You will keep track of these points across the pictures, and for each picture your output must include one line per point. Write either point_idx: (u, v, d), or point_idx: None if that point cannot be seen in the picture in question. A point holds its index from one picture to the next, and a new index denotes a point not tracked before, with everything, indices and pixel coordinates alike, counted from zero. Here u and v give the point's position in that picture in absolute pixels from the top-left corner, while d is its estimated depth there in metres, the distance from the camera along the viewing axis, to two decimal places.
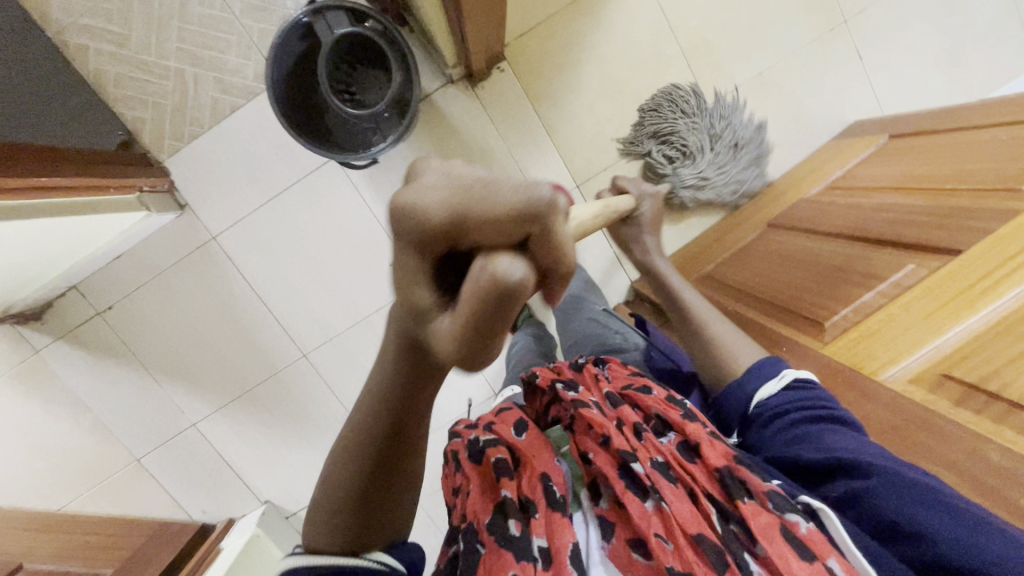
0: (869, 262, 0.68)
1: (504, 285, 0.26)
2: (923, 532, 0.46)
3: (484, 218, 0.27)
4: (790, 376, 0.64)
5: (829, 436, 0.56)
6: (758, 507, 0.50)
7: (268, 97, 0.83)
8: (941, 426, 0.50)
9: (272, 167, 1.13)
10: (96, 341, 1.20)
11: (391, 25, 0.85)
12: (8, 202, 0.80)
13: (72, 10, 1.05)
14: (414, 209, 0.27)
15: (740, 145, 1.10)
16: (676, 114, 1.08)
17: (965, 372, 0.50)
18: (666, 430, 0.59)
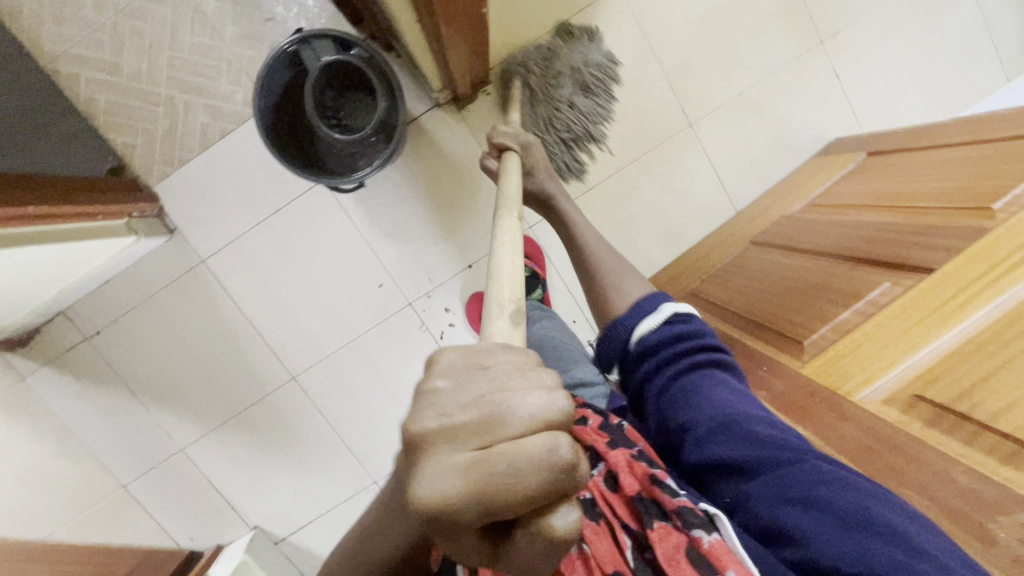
0: (847, 279, 0.69)
1: (566, 536, 0.29)
2: (801, 534, 0.49)
3: (518, 503, 0.28)
4: (669, 312, 0.71)
5: (707, 391, 0.63)
6: (669, 529, 0.53)
7: (257, 127, 0.84)
8: (913, 449, 0.50)
9: (262, 190, 1.14)
10: (84, 365, 1.19)
11: (377, 53, 0.86)
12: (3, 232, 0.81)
13: (64, 39, 1.06)
14: (446, 510, 0.28)
15: (579, 140, 1.09)
16: (575, 56, 1.07)
17: (937, 393, 0.51)
18: (595, 461, 0.62)
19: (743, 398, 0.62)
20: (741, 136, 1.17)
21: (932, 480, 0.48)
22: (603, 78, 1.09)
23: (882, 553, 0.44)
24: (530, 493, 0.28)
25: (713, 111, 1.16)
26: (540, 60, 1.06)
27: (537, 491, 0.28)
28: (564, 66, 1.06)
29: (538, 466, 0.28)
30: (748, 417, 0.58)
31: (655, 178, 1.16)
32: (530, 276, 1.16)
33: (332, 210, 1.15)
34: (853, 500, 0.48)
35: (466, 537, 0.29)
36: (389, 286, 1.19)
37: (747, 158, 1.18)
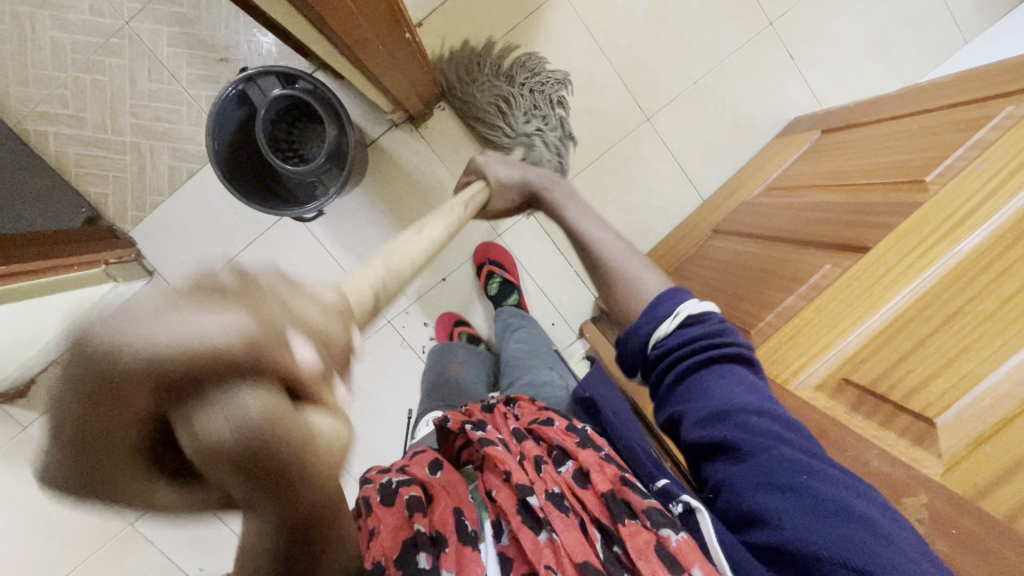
0: (793, 264, 0.69)
1: (244, 431, 0.23)
2: (773, 518, 0.50)
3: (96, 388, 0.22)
4: (685, 314, 0.63)
5: (714, 387, 0.59)
6: (638, 527, 0.55)
7: (216, 172, 0.87)
8: (841, 436, 0.56)
9: (234, 226, 1.16)
10: None
11: (320, 83, 0.88)
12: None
13: (30, 99, 1.10)
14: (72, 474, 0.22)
15: (560, 100, 1.10)
16: (477, 80, 1.07)
17: (861, 376, 0.57)
18: (565, 459, 0.64)
19: (752, 392, 0.58)
20: (700, 125, 1.17)
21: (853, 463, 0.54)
22: (507, 68, 1.09)
23: (854, 542, 0.46)
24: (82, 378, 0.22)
25: (669, 103, 1.16)
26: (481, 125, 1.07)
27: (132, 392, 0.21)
28: (488, 97, 1.06)
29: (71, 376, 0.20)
30: (748, 410, 0.56)
31: (618, 176, 1.17)
32: (502, 284, 1.18)
33: (304, 238, 1.17)
34: (831, 489, 0.49)
35: (122, 481, 0.23)
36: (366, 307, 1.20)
37: (707, 146, 1.18)
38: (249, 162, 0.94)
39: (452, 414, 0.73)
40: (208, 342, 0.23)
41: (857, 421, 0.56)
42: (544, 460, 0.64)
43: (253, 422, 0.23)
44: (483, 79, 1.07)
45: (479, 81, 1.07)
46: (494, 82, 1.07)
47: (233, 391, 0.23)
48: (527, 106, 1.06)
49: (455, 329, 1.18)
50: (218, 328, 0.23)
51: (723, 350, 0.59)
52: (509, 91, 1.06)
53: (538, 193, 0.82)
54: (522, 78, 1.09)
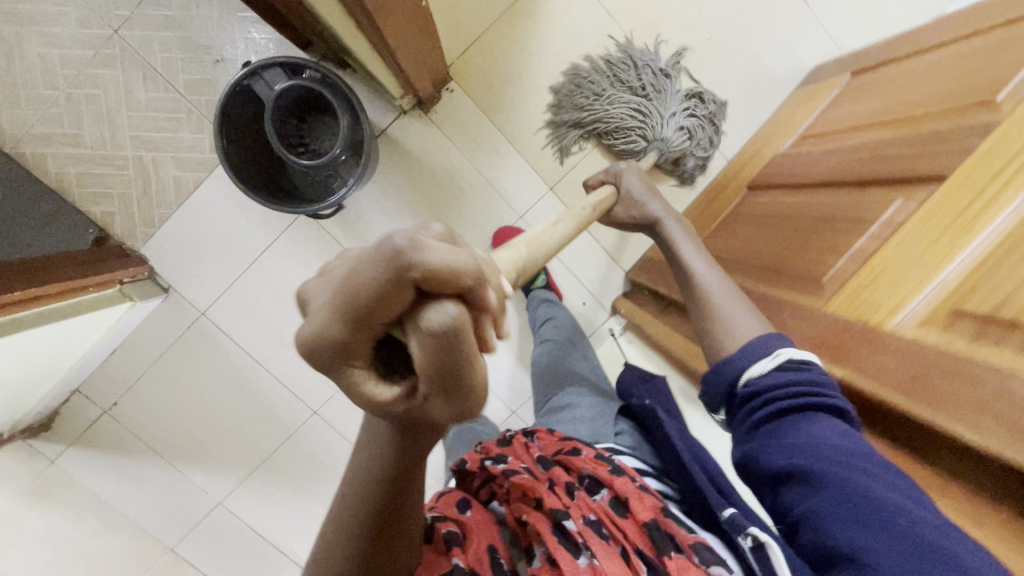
0: (854, 207, 0.65)
1: (438, 336, 0.27)
2: (864, 558, 0.45)
3: (365, 296, 0.28)
4: (784, 356, 0.61)
5: (810, 428, 0.55)
6: (684, 560, 0.61)
7: (228, 172, 0.83)
8: (968, 369, 0.46)
9: (249, 233, 1.13)
10: (110, 439, 1.19)
11: (330, 71, 0.84)
12: (9, 316, 0.82)
13: (23, 121, 1.05)
14: (320, 344, 0.31)
15: (669, 75, 1.09)
16: (591, 99, 1.08)
17: (976, 304, 0.49)
18: (599, 487, 0.69)
19: (845, 437, 0.54)
20: (718, 83, 1.13)
21: (989, 397, 0.44)
22: (615, 73, 1.08)
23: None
24: (372, 288, 0.28)
25: (684, 63, 1.12)
26: (631, 140, 1.08)
27: (406, 297, 0.28)
28: (620, 115, 1.06)
29: (379, 266, 0.28)
30: (842, 453, 0.52)
31: None
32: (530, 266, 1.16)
33: (320, 238, 1.14)
34: (936, 536, 0.44)
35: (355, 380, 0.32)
36: None
37: (728, 104, 1.14)
38: (259, 160, 0.90)
39: (470, 456, 0.76)
40: (461, 271, 0.28)
41: (987, 351, 0.46)
42: (576, 486, 0.69)
43: (455, 322, 0.27)
44: (599, 93, 1.08)
45: (600, 92, 1.08)
46: (620, 94, 1.07)
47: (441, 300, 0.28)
48: (661, 109, 1.06)
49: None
50: (470, 265, 0.29)
51: (819, 395, 0.56)
52: (633, 91, 1.07)
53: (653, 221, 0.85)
54: (638, 73, 1.08)
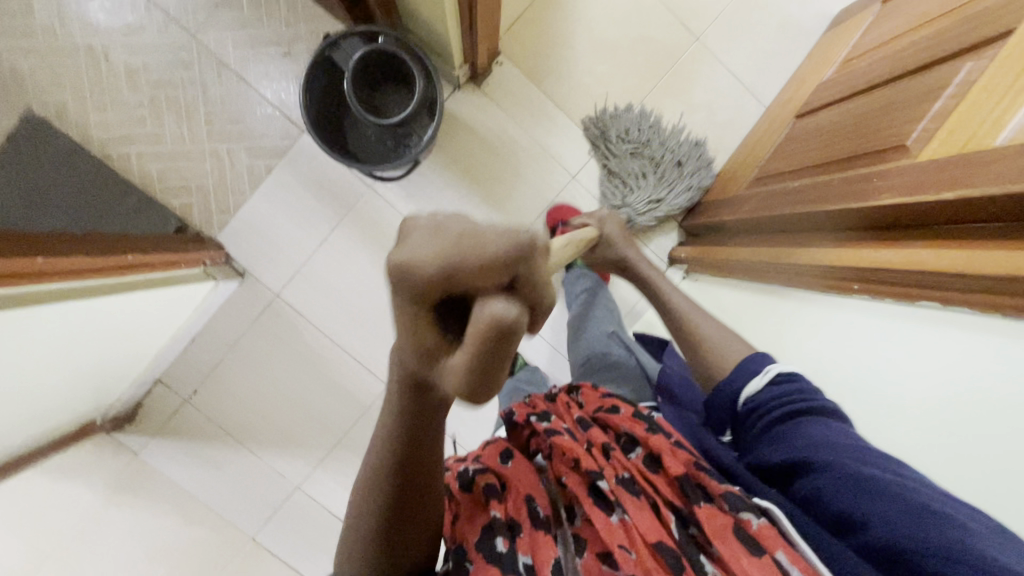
0: (919, 86, 0.70)
1: (500, 326, 0.31)
2: (869, 521, 0.52)
3: (472, 268, 0.31)
4: (773, 372, 0.68)
5: (802, 429, 0.61)
6: (715, 510, 0.56)
7: (311, 133, 0.89)
8: None
9: (319, 213, 1.19)
10: (191, 428, 1.22)
11: (404, 37, 0.91)
12: (104, 281, 0.87)
13: (110, 124, 1.13)
14: (407, 264, 0.32)
15: (683, 161, 1.18)
16: (618, 143, 1.18)
17: None
18: (633, 446, 0.65)
19: (835, 430, 0.60)
20: (748, 36, 1.20)
21: None
22: (643, 138, 1.17)
23: (940, 535, 0.47)
24: (481, 263, 0.31)
25: (714, 19, 1.19)
26: (620, 185, 1.18)
27: (502, 283, 0.32)
28: (627, 170, 1.17)
29: (500, 252, 0.32)
30: (837, 443, 0.57)
31: (681, 99, 1.20)
32: None
33: (385, 213, 1.20)
34: (929, 495, 0.50)
35: (421, 330, 0.35)
36: None
37: (759, 55, 1.20)
38: (337, 126, 0.99)
39: (518, 408, 0.72)
40: (541, 296, 0.34)
41: None
42: (612, 446, 0.64)
43: (515, 322, 0.32)
44: (623, 146, 1.18)
45: (624, 145, 1.17)
46: (621, 141, 1.17)
47: (512, 301, 0.32)
48: (657, 182, 1.17)
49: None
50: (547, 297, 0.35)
51: (811, 399, 0.62)
52: (646, 162, 1.17)
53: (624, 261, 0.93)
54: (659, 149, 1.17)
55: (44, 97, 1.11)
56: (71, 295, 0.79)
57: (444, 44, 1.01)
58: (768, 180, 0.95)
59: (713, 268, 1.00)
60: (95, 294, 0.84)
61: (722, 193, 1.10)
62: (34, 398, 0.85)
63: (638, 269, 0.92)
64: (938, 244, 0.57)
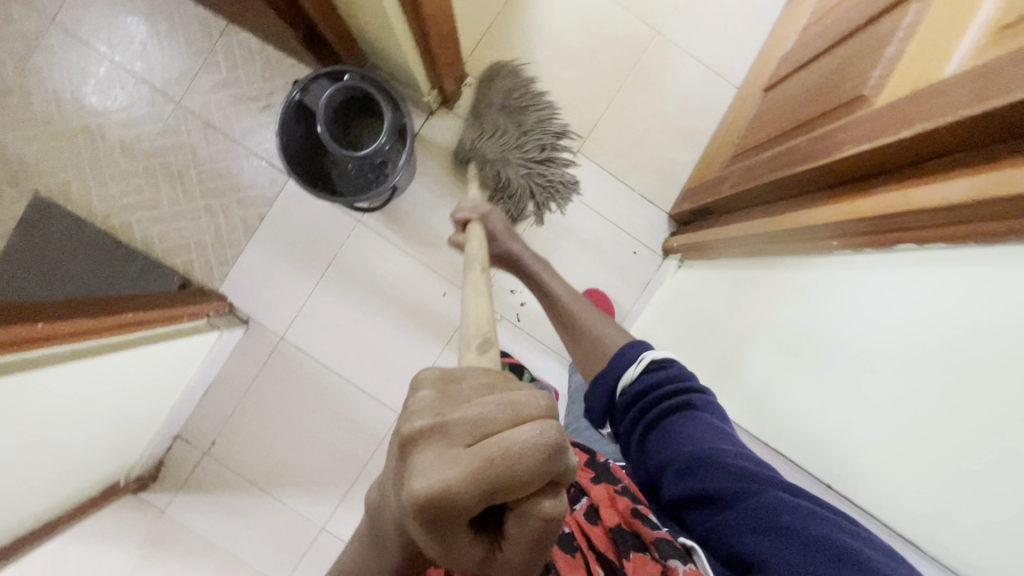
0: (872, 36, 0.69)
1: (549, 518, 0.35)
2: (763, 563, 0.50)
3: (513, 476, 0.32)
4: (648, 360, 0.72)
5: (680, 429, 0.63)
6: (645, 559, 0.57)
7: (291, 175, 0.93)
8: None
9: (313, 251, 1.22)
10: (213, 479, 1.23)
11: (369, 71, 0.95)
12: (113, 338, 0.91)
13: (110, 196, 1.20)
14: (440, 500, 0.31)
15: (552, 158, 1.16)
16: (499, 93, 1.13)
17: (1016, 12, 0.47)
18: (580, 497, 0.69)
19: (717, 435, 0.61)
20: (710, 21, 1.21)
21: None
22: (522, 108, 1.14)
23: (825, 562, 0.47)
24: (523, 472, 0.32)
25: (673, 12, 1.20)
26: (481, 142, 1.10)
27: (539, 483, 0.34)
28: (498, 121, 1.11)
29: (540, 456, 0.33)
30: (719, 456, 0.58)
31: (650, 92, 1.21)
32: None
33: (376, 244, 1.23)
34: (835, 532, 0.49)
35: (464, 540, 0.34)
36: (452, 293, 1.23)
37: (723, 39, 1.20)
38: (317, 167, 1.03)
39: None
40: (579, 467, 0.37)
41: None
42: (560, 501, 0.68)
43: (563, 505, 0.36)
44: (504, 99, 1.13)
45: (500, 99, 1.12)
46: (495, 90, 1.13)
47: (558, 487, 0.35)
48: (520, 152, 1.11)
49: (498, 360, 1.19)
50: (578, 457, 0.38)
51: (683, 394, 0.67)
52: (522, 128, 1.13)
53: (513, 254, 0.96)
54: (534, 129, 1.14)
55: (50, 180, 1.18)
56: (73, 357, 0.81)
57: (408, 76, 1.05)
58: (743, 154, 0.95)
59: (705, 252, 0.99)
60: (98, 354, 0.86)
61: (704, 177, 1.10)
62: (56, 464, 0.88)
63: (531, 269, 0.96)
64: (911, 187, 0.56)
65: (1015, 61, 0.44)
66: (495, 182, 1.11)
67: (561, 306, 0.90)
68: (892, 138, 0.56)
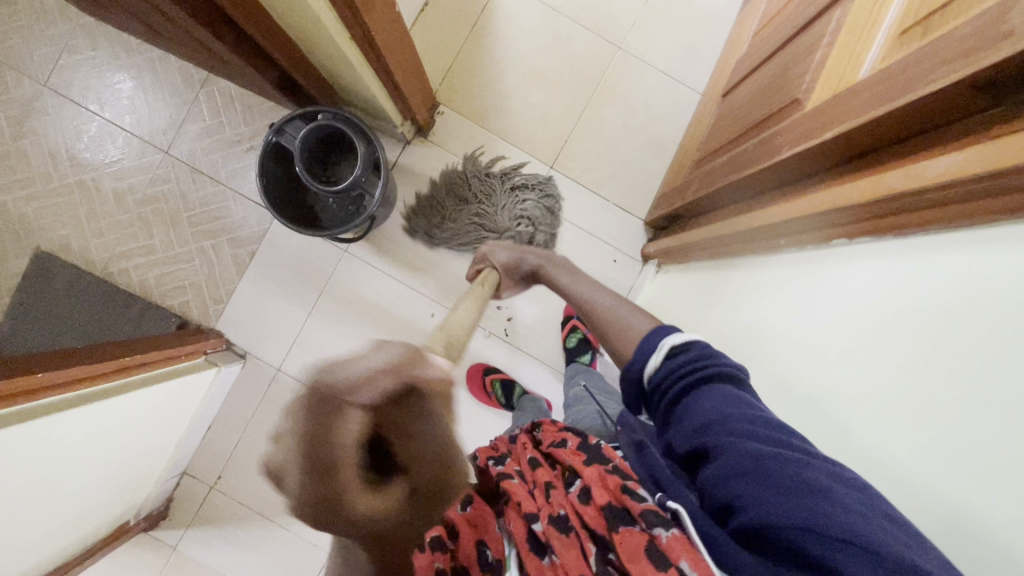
0: (805, 41, 0.72)
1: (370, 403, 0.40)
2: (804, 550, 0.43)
3: (318, 423, 0.38)
4: (669, 345, 0.63)
5: (710, 412, 0.55)
6: (631, 531, 0.52)
7: (274, 214, 0.97)
8: (916, 56, 0.47)
9: (304, 283, 1.27)
10: (221, 513, 1.26)
11: (340, 109, 0.99)
12: (117, 382, 0.95)
13: (107, 245, 1.25)
14: (312, 479, 0.38)
15: (513, 182, 1.22)
16: (439, 223, 1.21)
17: (913, 17, 0.51)
18: (574, 478, 0.64)
19: (734, 403, 0.55)
20: (668, 32, 1.25)
21: (931, 63, 0.45)
22: (460, 204, 1.22)
23: (825, 516, 0.43)
24: (317, 414, 0.38)
25: (632, 27, 1.25)
26: (490, 224, 1.20)
27: (335, 407, 0.39)
28: (466, 225, 1.21)
29: (317, 403, 0.39)
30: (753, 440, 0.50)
31: (617, 104, 1.25)
32: (582, 342, 1.22)
33: (364, 271, 1.27)
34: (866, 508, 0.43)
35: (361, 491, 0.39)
36: (440, 313, 1.27)
37: (682, 49, 1.25)
38: (298, 204, 1.08)
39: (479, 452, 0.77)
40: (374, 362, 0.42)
41: (932, 35, 0.47)
42: (552, 483, 0.64)
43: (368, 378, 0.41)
44: (447, 213, 1.21)
45: (444, 218, 1.21)
46: (432, 225, 1.22)
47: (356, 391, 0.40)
48: (503, 209, 1.20)
49: (487, 377, 1.23)
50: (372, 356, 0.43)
51: (712, 373, 0.58)
52: (482, 201, 1.21)
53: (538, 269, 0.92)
54: (482, 191, 1.21)
55: (50, 234, 1.23)
56: (78, 403, 0.85)
57: (379, 110, 1.09)
58: (705, 158, 0.98)
59: (677, 255, 1.01)
60: (102, 398, 0.90)
61: (673, 183, 1.13)
62: (67, 505, 0.91)
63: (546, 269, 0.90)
64: (843, 185, 0.59)
65: (915, 63, 0.47)
66: (529, 237, 1.21)
67: (579, 300, 0.81)
68: (818, 139, 0.58)
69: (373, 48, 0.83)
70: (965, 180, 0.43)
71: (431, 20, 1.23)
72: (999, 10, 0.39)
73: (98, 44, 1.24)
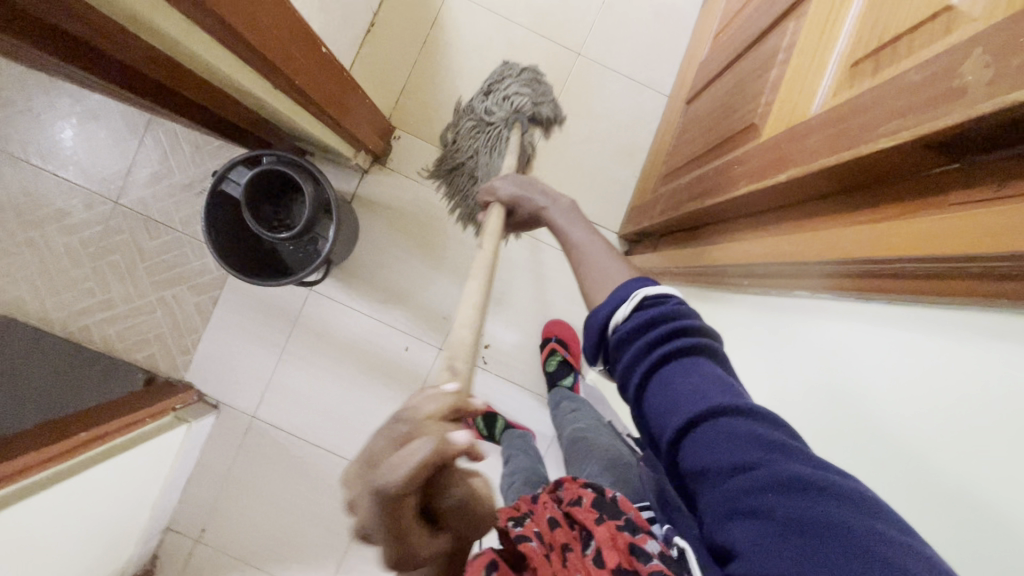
0: (761, 54, 0.67)
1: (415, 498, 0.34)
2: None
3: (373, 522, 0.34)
4: (641, 297, 0.53)
5: (693, 392, 0.45)
6: None
7: (220, 263, 0.92)
8: (870, 98, 0.42)
9: (271, 325, 1.22)
10: (208, 566, 1.23)
11: (284, 153, 0.94)
12: (82, 456, 0.92)
13: (63, 302, 1.20)
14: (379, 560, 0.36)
15: (488, 90, 1.13)
16: (468, 178, 1.16)
17: (865, 48, 0.46)
18: (587, 540, 0.55)
19: (719, 388, 0.45)
20: (628, 34, 1.19)
21: (883, 110, 0.41)
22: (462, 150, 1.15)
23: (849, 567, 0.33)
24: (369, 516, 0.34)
25: (589, 31, 1.19)
26: (490, 128, 1.11)
27: (390, 512, 0.34)
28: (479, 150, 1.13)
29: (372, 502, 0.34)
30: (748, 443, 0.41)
31: (580, 114, 1.19)
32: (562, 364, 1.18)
33: (332, 308, 1.22)
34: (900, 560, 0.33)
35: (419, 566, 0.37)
36: (415, 345, 1.22)
37: (644, 51, 1.19)
38: (248, 251, 1.03)
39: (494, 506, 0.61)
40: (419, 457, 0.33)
41: (886, 75, 0.43)
42: (568, 544, 0.54)
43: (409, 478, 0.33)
44: (463, 160, 1.15)
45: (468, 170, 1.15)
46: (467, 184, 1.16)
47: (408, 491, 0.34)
48: (494, 111, 1.11)
49: None
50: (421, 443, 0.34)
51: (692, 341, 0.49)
52: (473, 123, 1.14)
53: (539, 214, 0.78)
54: (468, 121, 1.14)
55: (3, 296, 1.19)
56: (36, 489, 0.82)
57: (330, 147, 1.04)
58: (671, 174, 0.93)
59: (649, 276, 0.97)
60: (67, 475, 0.87)
61: (643, 196, 1.08)
62: None
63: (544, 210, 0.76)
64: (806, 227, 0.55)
65: (865, 107, 0.43)
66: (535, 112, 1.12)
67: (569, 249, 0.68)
68: (774, 178, 0.54)
69: (309, 95, 0.79)
70: (923, 256, 0.40)
71: (379, 41, 1.17)
72: (955, 58, 0.35)
73: (31, 93, 1.18)
